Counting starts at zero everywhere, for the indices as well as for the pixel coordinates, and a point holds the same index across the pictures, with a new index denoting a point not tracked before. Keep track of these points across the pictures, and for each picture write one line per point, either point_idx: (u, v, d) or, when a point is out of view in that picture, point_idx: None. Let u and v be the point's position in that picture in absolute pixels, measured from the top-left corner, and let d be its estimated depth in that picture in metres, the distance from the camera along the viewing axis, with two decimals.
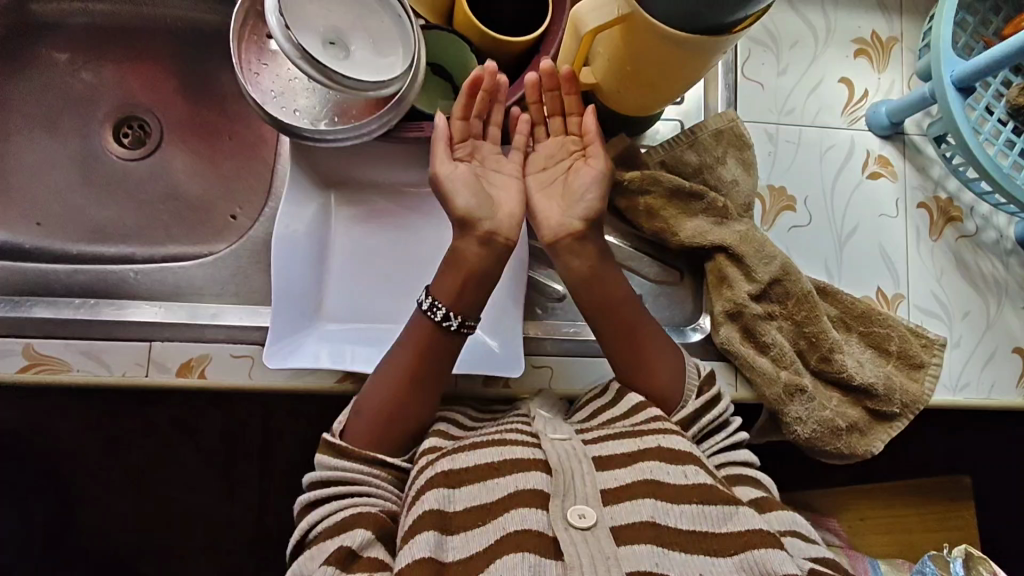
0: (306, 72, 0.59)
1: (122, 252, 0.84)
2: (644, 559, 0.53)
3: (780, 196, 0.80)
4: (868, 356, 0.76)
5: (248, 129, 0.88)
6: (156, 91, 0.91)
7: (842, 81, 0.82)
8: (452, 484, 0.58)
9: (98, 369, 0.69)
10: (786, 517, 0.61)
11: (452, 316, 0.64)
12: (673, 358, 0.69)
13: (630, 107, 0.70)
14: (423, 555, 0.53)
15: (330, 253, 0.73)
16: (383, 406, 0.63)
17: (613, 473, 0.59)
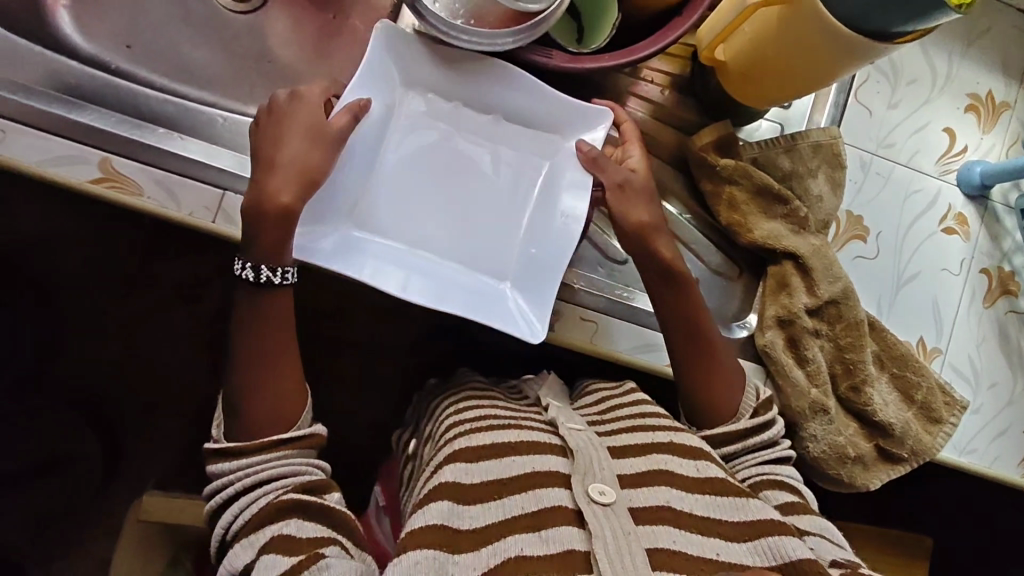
0: None
1: (204, 98, 0.83)
2: (663, 537, 0.56)
3: (856, 224, 0.80)
4: (894, 399, 0.78)
5: (356, 12, 0.87)
6: None
7: (945, 131, 0.82)
8: (473, 458, 0.61)
9: (168, 203, 0.68)
10: (810, 521, 0.64)
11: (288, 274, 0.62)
12: (731, 369, 0.72)
13: (754, 94, 0.70)
14: (437, 521, 0.55)
15: (387, 157, 0.70)
16: (256, 391, 0.61)
17: (625, 461, 0.63)
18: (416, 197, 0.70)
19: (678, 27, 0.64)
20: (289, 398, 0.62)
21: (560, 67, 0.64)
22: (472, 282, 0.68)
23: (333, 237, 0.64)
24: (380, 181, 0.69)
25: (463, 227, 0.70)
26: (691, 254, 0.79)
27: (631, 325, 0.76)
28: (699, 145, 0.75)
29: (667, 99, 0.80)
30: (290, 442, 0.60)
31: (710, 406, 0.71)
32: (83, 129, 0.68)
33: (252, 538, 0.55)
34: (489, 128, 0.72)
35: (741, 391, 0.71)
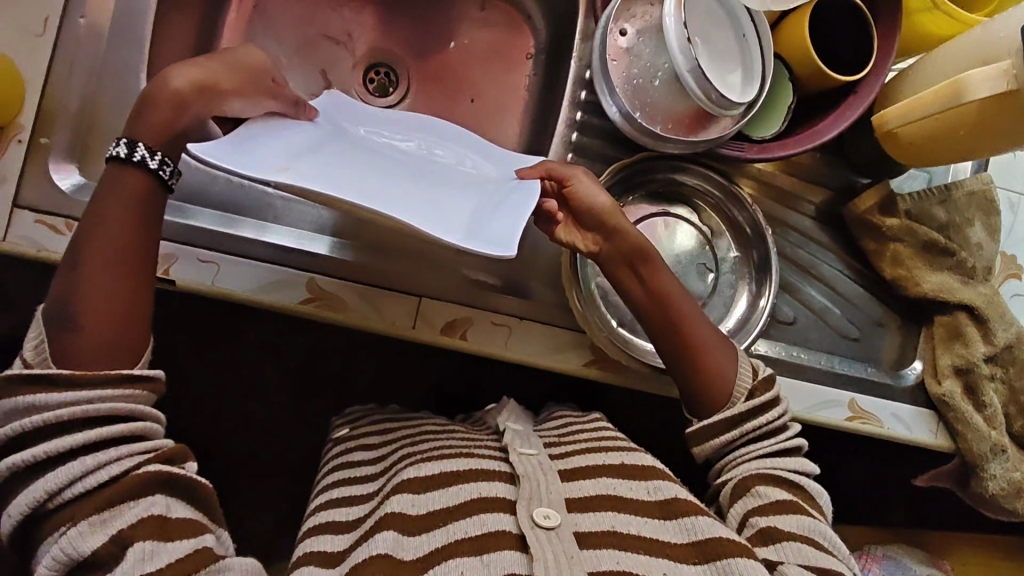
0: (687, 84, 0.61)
1: None
2: (605, 559, 0.57)
3: (1010, 263, 0.82)
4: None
5: (496, 95, 0.89)
6: (408, 42, 0.91)
7: None
8: (419, 489, 0.62)
9: (371, 313, 0.71)
10: (797, 521, 0.60)
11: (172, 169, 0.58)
12: (726, 365, 0.67)
13: (916, 159, 0.72)
14: (378, 552, 0.57)
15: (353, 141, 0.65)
16: (86, 315, 0.53)
17: (575, 485, 0.64)
18: (364, 159, 0.61)
19: (857, 105, 0.67)
20: (121, 326, 0.54)
21: (750, 157, 0.67)
22: (441, 224, 0.53)
23: (270, 161, 0.53)
24: (311, 141, 0.60)
25: (430, 199, 0.57)
26: (852, 308, 0.82)
27: (802, 382, 0.78)
28: (859, 206, 0.78)
29: (816, 160, 0.82)
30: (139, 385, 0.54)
31: (702, 391, 0.67)
32: (284, 252, 0.70)
33: (104, 516, 0.48)
34: (426, 140, 0.70)
35: (735, 372, 0.67)
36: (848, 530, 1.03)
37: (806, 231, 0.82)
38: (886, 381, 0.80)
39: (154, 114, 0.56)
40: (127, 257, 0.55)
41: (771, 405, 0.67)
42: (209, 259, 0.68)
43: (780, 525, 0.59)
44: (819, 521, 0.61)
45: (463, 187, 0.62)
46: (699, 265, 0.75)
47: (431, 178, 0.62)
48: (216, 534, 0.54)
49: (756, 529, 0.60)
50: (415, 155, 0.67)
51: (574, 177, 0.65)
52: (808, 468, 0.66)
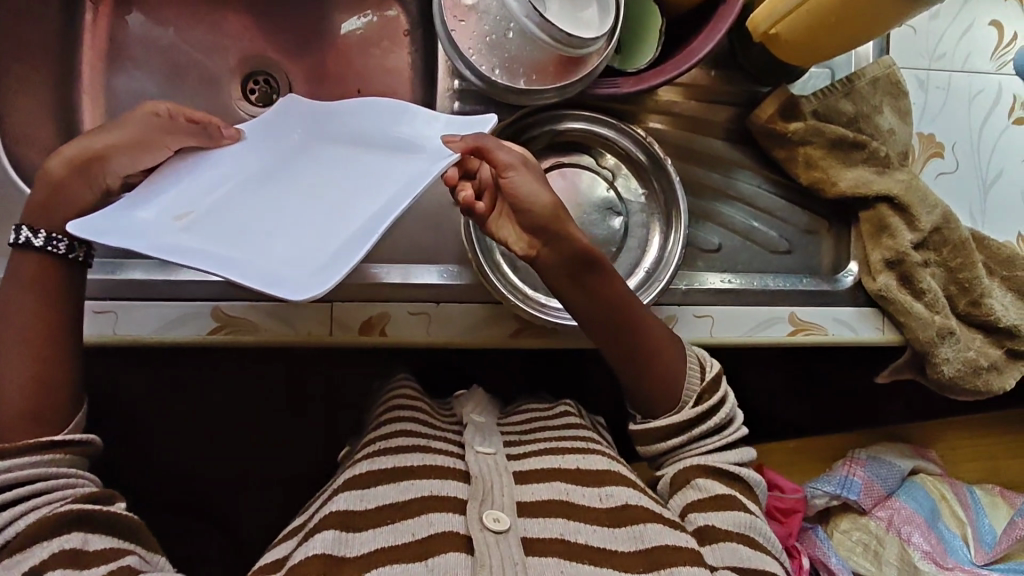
0: (533, 32, 0.58)
1: None
2: (549, 568, 0.55)
3: (929, 142, 0.80)
4: (1011, 299, 0.79)
5: (379, 80, 0.86)
6: (281, 43, 0.87)
7: (993, 24, 0.81)
8: (366, 484, 0.60)
9: (285, 329, 0.69)
10: (733, 517, 0.61)
11: (77, 247, 0.57)
12: (675, 371, 0.66)
13: (802, 57, 0.71)
14: (318, 552, 0.54)
15: (265, 167, 0.58)
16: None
17: (528, 488, 0.62)
18: (270, 196, 0.54)
19: (725, 16, 0.64)
20: (38, 391, 0.55)
21: (629, 91, 0.64)
22: (311, 264, 0.47)
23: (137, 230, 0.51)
24: (218, 182, 0.56)
25: (320, 221, 0.52)
26: (777, 222, 0.80)
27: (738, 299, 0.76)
28: (761, 118, 0.75)
29: (712, 79, 0.79)
30: (61, 447, 0.55)
31: (651, 391, 0.66)
32: (181, 285, 0.68)
33: (16, 558, 0.49)
34: (362, 126, 0.61)
35: (685, 373, 0.66)
36: (830, 440, 1.02)
37: (715, 150, 0.79)
38: (825, 289, 0.77)
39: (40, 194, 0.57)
40: (45, 329, 0.56)
41: (720, 406, 0.66)
42: (106, 309, 0.66)
43: (717, 523, 0.60)
44: (756, 517, 0.62)
45: (377, 181, 0.55)
46: (605, 210, 0.73)
47: (347, 176, 0.56)
48: (147, 558, 0.54)
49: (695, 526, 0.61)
50: (343, 152, 0.59)
51: (511, 168, 0.58)
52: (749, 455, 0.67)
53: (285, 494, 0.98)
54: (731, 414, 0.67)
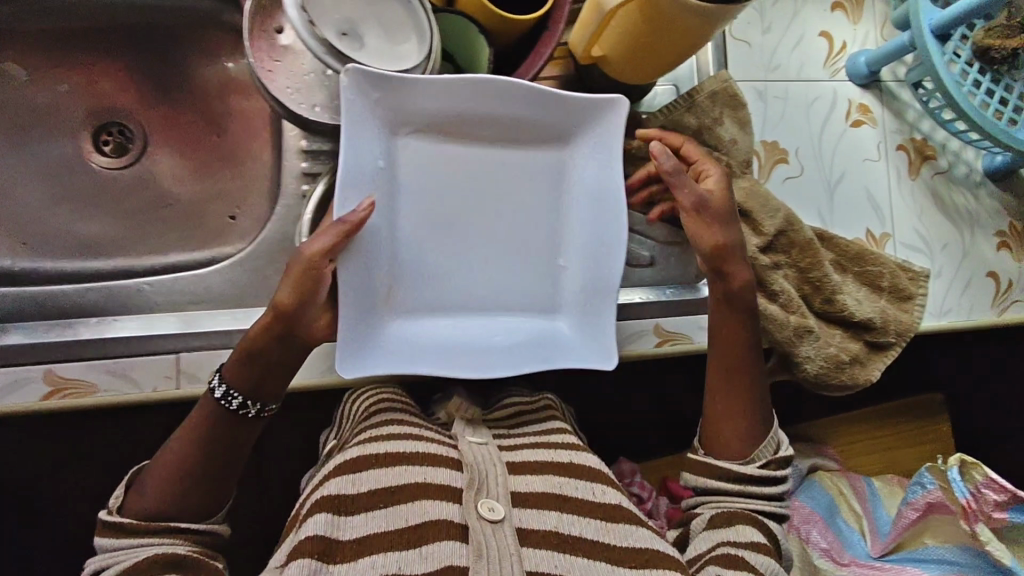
0: (334, 67, 0.58)
1: (117, 266, 0.81)
2: (543, 560, 0.57)
3: (774, 150, 0.83)
4: (864, 292, 0.82)
5: (239, 125, 0.86)
6: (132, 93, 0.87)
7: (822, 35, 0.85)
8: (355, 469, 0.60)
9: (126, 387, 0.67)
10: (760, 558, 0.61)
11: (251, 403, 0.61)
12: (746, 424, 0.69)
13: (646, 76, 0.71)
14: (316, 533, 0.55)
15: (438, 201, 0.68)
16: (166, 466, 0.59)
17: (521, 479, 0.63)
18: (467, 244, 0.69)
19: (547, 44, 0.65)
20: (178, 477, 0.59)
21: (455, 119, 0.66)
22: (529, 333, 0.71)
23: (439, 335, 0.69)
24: (434, 249, 0.68)
25: (532, 261, 0.72)
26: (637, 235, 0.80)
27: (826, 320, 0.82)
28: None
29: None
30: (189, 533, 0.59)
31: (717, 431, 0.70)
32: (14, 351, 0.66)
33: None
34: (497, 147, 0.69)
35: (760, 438, 0.69)
36: None
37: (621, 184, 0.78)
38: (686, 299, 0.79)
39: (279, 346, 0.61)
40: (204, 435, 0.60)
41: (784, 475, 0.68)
42: None
43: (746, 558, 0.61)
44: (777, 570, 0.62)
45: (557, 214, 0.72)
46: None
47: (492, 230, 0.70)
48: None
49: (723, 553, 0.61)
50: (484, 176, 0.69)
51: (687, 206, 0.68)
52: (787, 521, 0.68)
53: None
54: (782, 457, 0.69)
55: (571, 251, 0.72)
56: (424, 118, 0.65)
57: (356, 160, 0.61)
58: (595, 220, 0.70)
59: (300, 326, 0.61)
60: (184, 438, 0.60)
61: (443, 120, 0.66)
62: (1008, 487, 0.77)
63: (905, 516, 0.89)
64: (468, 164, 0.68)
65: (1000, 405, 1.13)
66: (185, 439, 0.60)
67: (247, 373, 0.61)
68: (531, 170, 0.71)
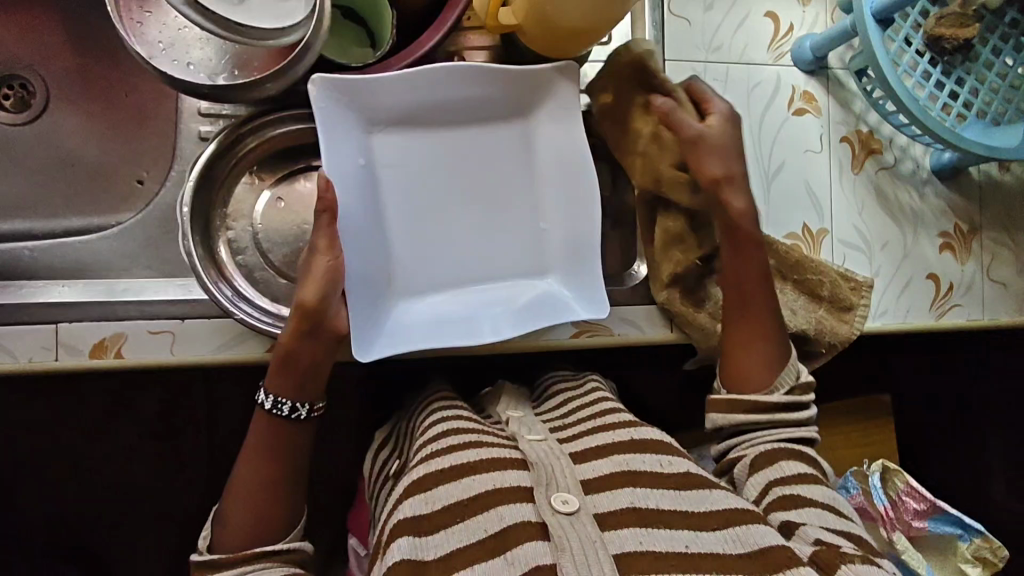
0: (197, 21, 0.55)
1: (19, 228, 0.79)
2: (628, 541, 0.52)
3: None
4: (797, 301, 0.79)
5: (149, 83, 0.82)
6: (40, 45, 0.82)
7: (767, 15, 0.81)
8: (432, 484, 0.58)
9: (1, 356, 0.64)
10: (817, 491, 0.61)
11: (300, 406, 0.62)
12: (768, 357, 0.69)
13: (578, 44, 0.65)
14: (399, 559, 0.52)
15: (433, 181, 0.68)
16: (240, 504, 0.61)
17: (588, 465, 0.60)
18: (459, 215, 0.68)
19: (451, 9, 0.63)
20: (252, 507, 0.61)
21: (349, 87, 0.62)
22: (527, 296, 0.69)
23: (444, 309, 0.68)
24: (430, 224, 0.68)
25: (520, 234, 0.70)
26: None
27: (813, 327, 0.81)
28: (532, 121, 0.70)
29: None
30: (274, 554, 0.60)
31: (737, 374, 0.69)
32: None
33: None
34: (472, 137, 0.69)
35: (778, 369, 0.69)
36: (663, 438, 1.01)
37: None
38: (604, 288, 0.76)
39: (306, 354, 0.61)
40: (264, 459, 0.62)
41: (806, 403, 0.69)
42: None
43: (801, 492, 0.61)
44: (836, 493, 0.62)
45: (539, 184, 0.70)
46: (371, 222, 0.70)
47: (484, 203, 0.69)
48: None
49: (778, 495, 0.61)
50: (470, 160, 0.69)
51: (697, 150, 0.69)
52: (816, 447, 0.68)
53: None
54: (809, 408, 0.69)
55: (551, 211, 0.70)
56: (399, 111, 0.65)
57: (337, 158, 0.62)
58: (574, 194, 0.68)
59: (319, 328, 0.61)
60: (245, 475, 0.62)
61: (413, 109, 0.66)
62: (928, 494, 0.78)
63: None
64: (444, 155, 0.68)
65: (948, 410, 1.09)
66: (247, 477, 0.61)
67: (290, 379, 0.62)
68: (508, 149, 0.70)
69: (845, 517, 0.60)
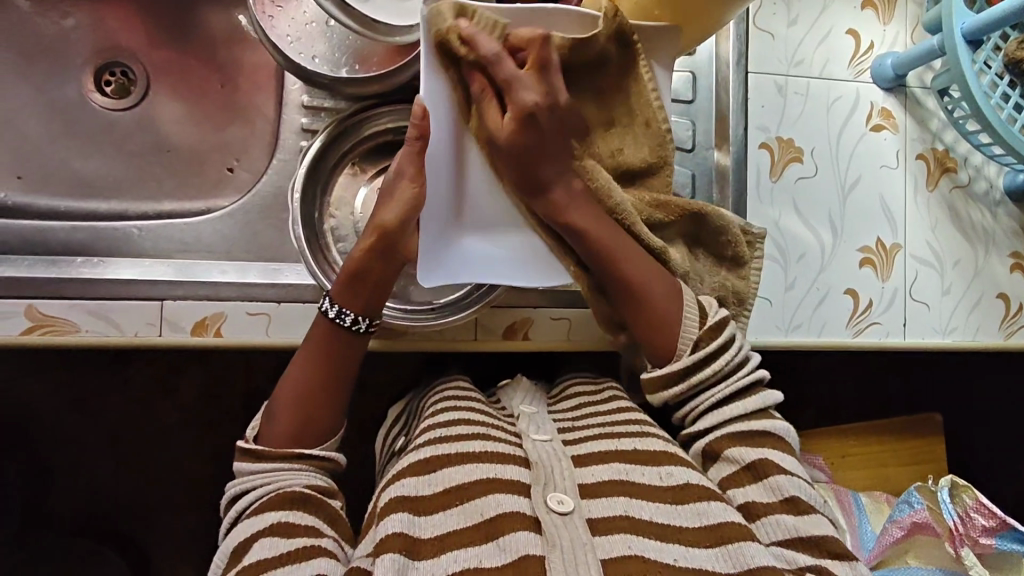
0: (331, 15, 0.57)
1: (112, 208, 0.81)
2: (617, 546, 0.51)
3: (788, 147, 0.81)
4: (704, 265, 0.70)
5: (246, 75, 0.85)
6: (142, 34, 0.86)
7: (849, 32, 0.82)
8: (429, 467, 0.57)
9: (108, 329, 0.66)
10: (770, 485, 0.56)
11: (362, 320, 0.62)
12: (668, 309, 0.62)
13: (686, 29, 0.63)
14: (394, 530, 0.51)
15: None
16: (282, 411, 0.61)
17: (590, 470, 0.59)
18: None
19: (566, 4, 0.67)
20: (297, 422, 0.61)
21: None
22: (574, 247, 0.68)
23: (508, 259, 0.66)
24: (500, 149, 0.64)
25: None
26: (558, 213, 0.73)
27: (887, 336, 0.82)
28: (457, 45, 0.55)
29: None
30: (308, 461, 0.60)
31: (644, 327, 0.63)
32: None
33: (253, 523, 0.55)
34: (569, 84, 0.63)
35: (679, 323, 0.62)
36: None
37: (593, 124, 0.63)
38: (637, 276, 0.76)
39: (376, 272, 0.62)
40: (305, 379, 0.62)
41: (724, 345, 0.61)
42: None
43: (759, 500, 0.56)
44: (795, 476, 0.57)
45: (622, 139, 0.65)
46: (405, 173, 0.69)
47: None
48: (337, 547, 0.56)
49: (736, 504, 0.57)
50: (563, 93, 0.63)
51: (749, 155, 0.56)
52: (771, 398, 0.61)
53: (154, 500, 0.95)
54: (743, 354, 0.62)
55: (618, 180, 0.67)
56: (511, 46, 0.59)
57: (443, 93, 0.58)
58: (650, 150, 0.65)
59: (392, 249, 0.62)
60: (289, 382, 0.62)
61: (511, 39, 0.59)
62: (999, 512, 0.78)
63: (887, 534, 0.82)
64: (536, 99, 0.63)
65: (1006, 430, 1.09)
66: (290, 387, 0.62)
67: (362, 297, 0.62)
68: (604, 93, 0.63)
69: (813, 513, 0.54)
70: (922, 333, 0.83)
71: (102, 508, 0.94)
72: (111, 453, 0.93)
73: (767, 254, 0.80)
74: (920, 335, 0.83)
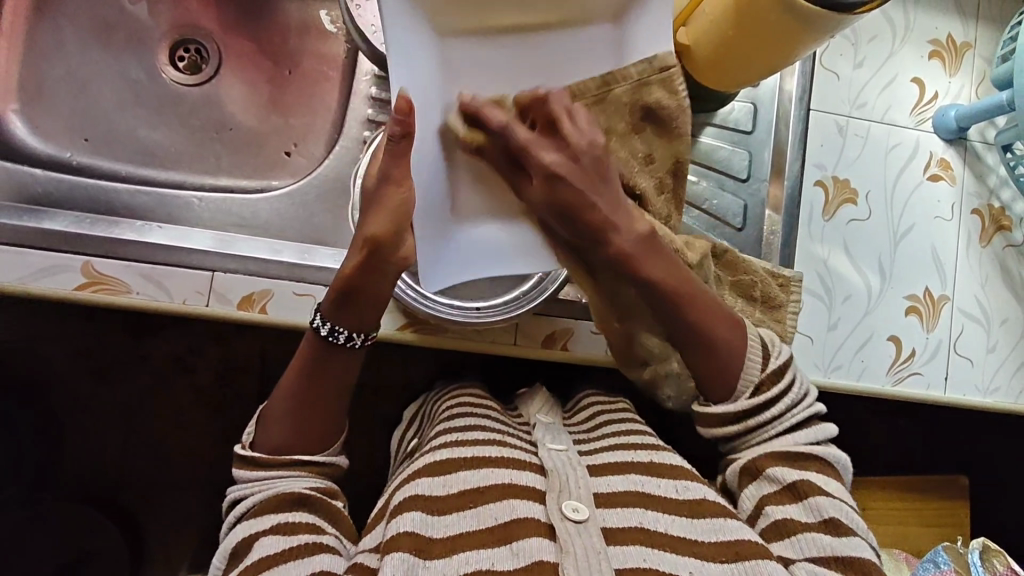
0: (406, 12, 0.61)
1: (170, 178, 0.83)
2: (632, 557, 0.50)
3: (843, 188, 0.81)
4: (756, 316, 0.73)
5: (314, 63, 0.87)
6: (219, 17, 0.89)
7: (914, 81, 0.82)
8: (449, 469, 0.57)
9: (157, 293, 0.67)
10: (811, 506, 0.55)
11: (356, 335, 0.61)
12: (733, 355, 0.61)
13: (729, 79, 0.68)
14: (406, 530, 0.51)
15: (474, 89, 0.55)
16: (279, 418, 0.60)
17: (604, 479, 0.58)
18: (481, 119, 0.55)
19: None
20: (291, 429, 0.60)
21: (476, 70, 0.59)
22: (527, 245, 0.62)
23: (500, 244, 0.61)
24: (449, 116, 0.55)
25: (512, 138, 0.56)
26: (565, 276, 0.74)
27: (927, 389, 0.80)
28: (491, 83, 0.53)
29: None
30: (314, 464, 0.60)
31: (706, 368, 0.62)
32: (59, 236, 0.67)
33: (252, 523, 0.54)
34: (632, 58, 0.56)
35: (743, 362, 0.61)
36: None
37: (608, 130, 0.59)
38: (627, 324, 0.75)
39: (370, 284, 0.59)
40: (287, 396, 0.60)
41: (786, 392, 0.60)
42: None
43: (794, 517, 0.55)
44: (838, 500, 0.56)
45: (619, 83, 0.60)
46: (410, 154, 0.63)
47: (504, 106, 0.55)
48: (339, 541, 0.56)
49: (769, 521, 0.56)
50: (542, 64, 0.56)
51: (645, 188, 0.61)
52: (825, 435, 0.61)
53: (169, 471, 0.95)
54: (800, 394, 0.61)
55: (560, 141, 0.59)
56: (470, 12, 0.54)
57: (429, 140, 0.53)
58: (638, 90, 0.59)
59: (381, 262, 0.59)
60: (283, 392, 0.61)
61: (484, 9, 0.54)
62: None
63: None
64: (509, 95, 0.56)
65: None
66: (284, 397, 0.60)
67: (349, 305, 0.60)
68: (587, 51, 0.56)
69: (852, 536, 0.53)
70: (964, 390, 0.81)
71: (119, 474, 0.94)
72: (133, 419, 0.93)
73: (812, 291, 0.80)
74: (961, 392, 0.81)
